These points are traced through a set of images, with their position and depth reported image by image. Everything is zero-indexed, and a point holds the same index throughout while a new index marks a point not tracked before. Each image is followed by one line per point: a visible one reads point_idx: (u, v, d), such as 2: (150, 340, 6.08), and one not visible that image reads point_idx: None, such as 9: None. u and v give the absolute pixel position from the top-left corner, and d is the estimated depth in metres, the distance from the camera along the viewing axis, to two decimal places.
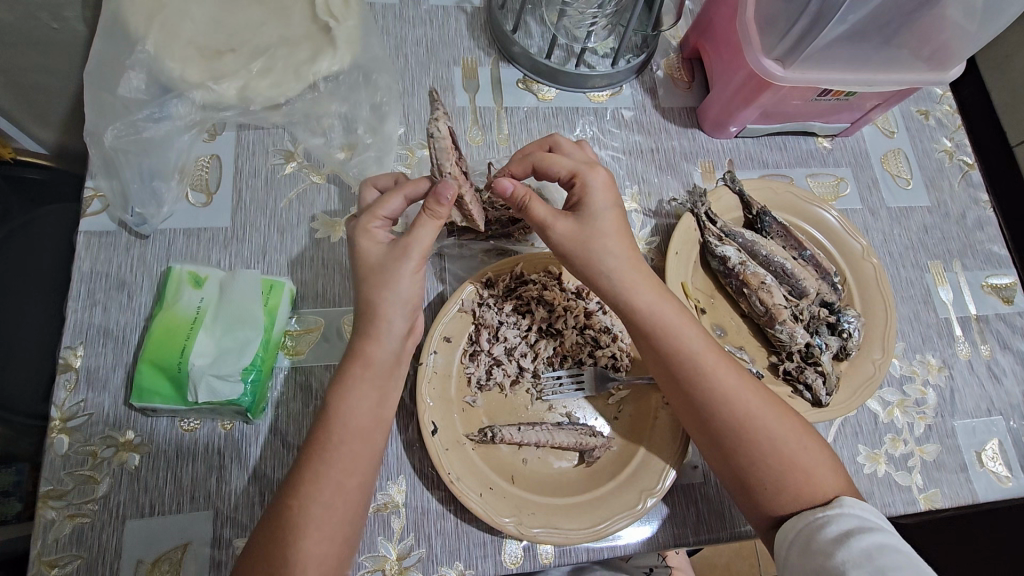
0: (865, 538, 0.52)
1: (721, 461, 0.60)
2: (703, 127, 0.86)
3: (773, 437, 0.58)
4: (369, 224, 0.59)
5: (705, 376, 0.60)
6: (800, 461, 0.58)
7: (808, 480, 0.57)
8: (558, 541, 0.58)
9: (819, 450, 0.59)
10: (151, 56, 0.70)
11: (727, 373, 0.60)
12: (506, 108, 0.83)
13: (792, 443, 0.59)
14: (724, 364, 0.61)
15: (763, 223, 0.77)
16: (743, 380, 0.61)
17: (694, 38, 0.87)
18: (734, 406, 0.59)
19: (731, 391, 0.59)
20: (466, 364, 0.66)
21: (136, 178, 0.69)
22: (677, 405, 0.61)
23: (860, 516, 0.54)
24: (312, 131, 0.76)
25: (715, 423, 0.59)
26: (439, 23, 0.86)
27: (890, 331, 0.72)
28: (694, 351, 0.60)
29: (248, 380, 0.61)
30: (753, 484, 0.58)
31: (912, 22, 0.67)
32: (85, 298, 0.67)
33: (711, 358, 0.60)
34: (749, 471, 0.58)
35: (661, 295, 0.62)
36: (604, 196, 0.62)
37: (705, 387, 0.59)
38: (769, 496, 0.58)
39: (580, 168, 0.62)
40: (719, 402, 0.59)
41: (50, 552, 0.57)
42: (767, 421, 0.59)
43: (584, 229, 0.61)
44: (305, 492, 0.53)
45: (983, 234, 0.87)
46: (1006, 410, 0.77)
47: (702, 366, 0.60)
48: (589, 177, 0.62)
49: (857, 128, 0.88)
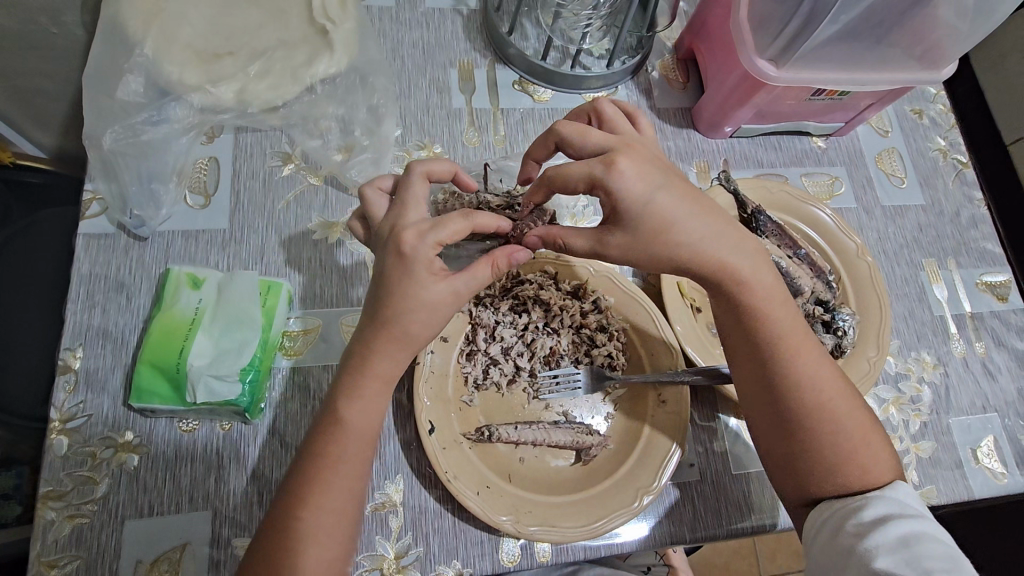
0: (900, 525, 0.52)
1: (775, 440, 0.61)
2: (698, 128, 0.87)
3: (843, 426, 0.58)
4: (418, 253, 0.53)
5: (790, 357, 0.59)
6: (861, 453, 0.58)
7: (862, 471, 0.58)
8: (556, 539, 0.58)
9: (879, 444, 0.60)
10: (150, 60, 0.71)
11: (811, 355, 0.60)
12: (503, 109, 0.83)
13: (859, 439, 0.59)
14: (807, 346, 0.60)
15: (759, 222, 0.76)
16: (824, 365, 0.60)
17: (688, 39, 0.87)
18: (814, 392, 0.59)
19: (812, 374, 0.59)
20: (462, 364, 0.66)
21: (134, 180, 0.70)
22: (750, 382, 0.62)
23: (901, 502, 0.55)
24: (309, 133, 0.76)
25: (789, 403, 0.59)
26: (435, 25, 0.87)
27: (884, 331, 0.72)
28: (780, 330, 0.60)
29: (247, 381, 0.61)
30: (806, 469, 0.59)
31: (904, 22, 0.68)
32: (84, 299, 0.67)
33: (798, 338, 0.60)
34: (810, 459, 0.59)
35: (759, 269, 0.60)
36: (640, 196, 0.54)
37: (785, 366, 0.59)
38: (815, 479, 0.58)
39: (597, 173, 0.55)
40: (796, 384, 0.59)
41: (49, 552, 0.57)
42: (842, 409, 0.59)
43: (636, 240, 0.56)
44: (308, 494, 0.53)
45: (977, 232, 0.88)
46: (1002, 407, 0.78)
47: (786, 346, 0.60)
48: (614, 182, 0.54)
49: (852, 127, 0.88)
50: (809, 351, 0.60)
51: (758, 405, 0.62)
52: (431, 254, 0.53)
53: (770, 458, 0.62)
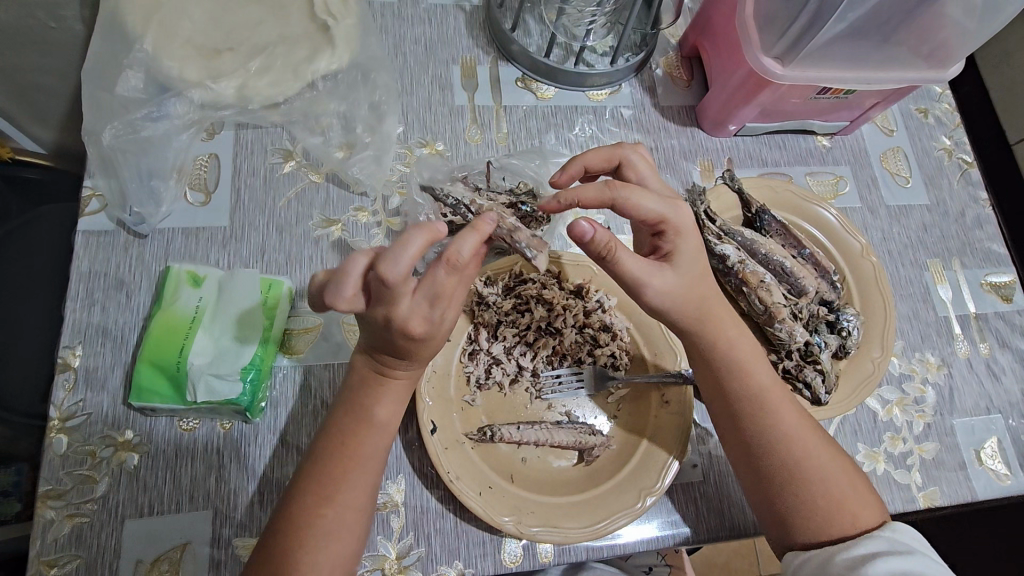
0: (891, 561, 0.51)
1: (758, 493, 0.60)
2: (703, 126, 0.86)
3: (827, 478, 0.58)
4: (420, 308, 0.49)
5: (769, 412, 0.60)
6: (848, 502, 0.58)
7: (852, 516, 0.57)
8: (557, 540, 0.58)
9: (865, 490, 0.59)
10: (150, 56, 0.70)
11: (788, 410, 0.61)
12: (505, 107, 0.83)
13: (844, 486, 0.58)
14: (782, 401, 0.61)
15: (762, 222, 0.77)
16: (802, 417, 0.61)
17: (693, 37, 0.86)
18: (791, 444, 0.59)
19: (791, 428, 0.60)
20: (465, 363, 0.66)
21: (133, 178, 0.69)
22: (731, 438, 0.62)
23: (892, 539, 0.54)
24: (310, 130, 0.76)
25: (767, 456, 0.59)
26: (437, 21, 0.86)
27: (889, 330, 0.72)
28: (756, 386, 0.60)
29: (248, 379, 0.61)
30: (795, 518, 0.58)
31: (911, 20, 0.67)
32: (84, 297, 0.67)
33: (776, 394, 0.61)
34: (797, 508, 0.58)
35: (737, 328, 0.62)
36: (693, 238, 0.59)
37: (764, 423, 0.60)
38: (804, 530, 0.58)
39: (668, 212, 0.58)
40: (776, 439, 0.59)
41: (49, 552, 0.57)
42: (822, 459, 0.59)
43: (683, 282, 0.58)
44: (319, 495, 0.53)
45: (982, 232, 0.87)
46: (1005, 408, 0.77)
47: (764, 403, 0.60)
48: (680, 221, 0.58)
49: (857, 126, 0.88)
50: (788, 408, 0.61)
51: (740, 459, 0.62)
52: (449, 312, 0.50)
53: (758, 511, 0.61)
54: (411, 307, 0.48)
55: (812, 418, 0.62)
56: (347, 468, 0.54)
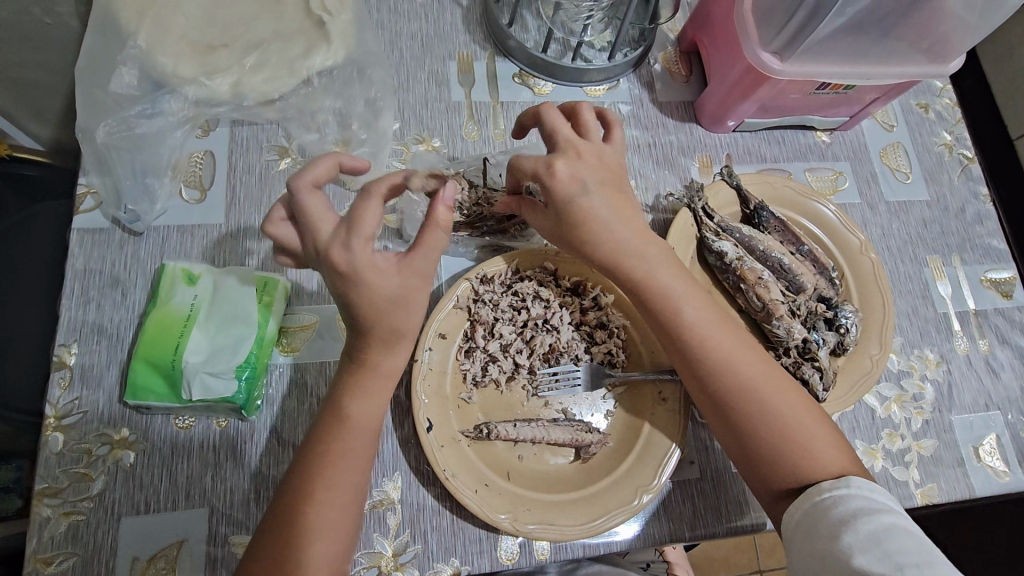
0: (872, 522, 0.51)
1: (718, 427, 0.61)
2: (701, 121, 0.86)
3: (772, 412, 0.58)
4: (366, 249, 0.53)
5: (704, 350, 0.60)
6: (798, 435, 0.58)
7: (805, 451, 0.57)
8: (553, 537, 0.57)
9: (818, 421, 0.59)
10: (143, 52, 0.69)
11: (728, 344, 0.61)
12: (502, 103, 0.82)
13: (792, 419, 0.58)
14: (722, 335, 0.61)
15: (761, 218, 0.76)
16: (756, 360, 0.61)
17: (691, 31, 0.86)
18: (730, 378, 0.59)
19: (744, 371, 0.60)
20: (461, 361, 0.66)
21: (128, 175, 0.69)
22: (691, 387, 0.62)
23: (866, 497, 0.53)
24: (306, 127, 0.75)
25: (712, 391, 0.60)
26: (434, 17, 0.85)
27: (887, 327, 0.72)
28: (691, 323, 0.61)
29: (243, 378, 0.61)
30: (752, 453, 0.59)
31: (911, 13, 0.66)
32: (79, 295, 0.67)
33: (713, 328, 0.61)
34: (749, 441, 0.59)
35: (667, 268, 0.62)
36: (575, 188, 0.60)
37: (703, 359, 0.60)
38: (765, 468, 0.58)
39: (540, 169, 0.61)
40: (721, 380, 0.60)
41: (45, 549, 0.57)
42: (767, 393, 0.59)
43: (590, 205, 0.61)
44: (315, 490, 0.53)
45: (983, 228, 0.87)
46: (1004, 405, 0.77)
47: (702, 338, 0.61)
48: (547, 179, 0.60)
49: (857, 121, 0.87)
50: (728, 341, 0.61)
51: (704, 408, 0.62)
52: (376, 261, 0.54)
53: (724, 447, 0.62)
54: (341, 252, 0.53)
55: (769, 360, 0.62)
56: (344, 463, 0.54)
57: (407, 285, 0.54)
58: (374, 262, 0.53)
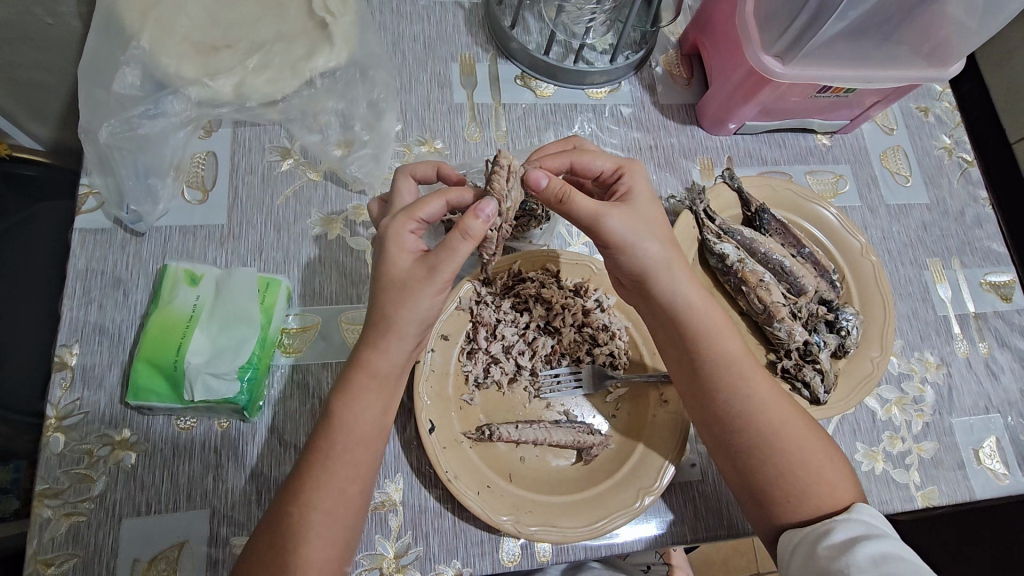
0: (870, 544, 0.51)
1: (738, 472, 0.60)
2: (703, 123, 0.86)
3: (804, 450, 0.58)
4: (403, 226, 0.57)
5: (741, 387, 0.60)
6: (823, 470, 0.58)
7: (829, 489, 0.57)
8: (556, 539, 0.58)
9: (837, 460, 0.60)
10: (147, 53, 0.69)
11: (761, 380, 0.61)
12: (504, 105, 0.82)
13: (819, 457, 0.59)
14: (758, 373, 0.61)
15: (763, 220, 0.77)
16: (782, 401, 0.61)
17: (694, 34, 0.86)
18: (768, 414, 0.59)
19: (773, 418, 0.59)
20: (463, 362, 0.66)
21: (130, 176, 0.69)
22: (721, 433, 0.61)
23: (867, 522, 0.55)
24: (309, 128, 0.75)
25: (746, 430, 0.59)
26: (436, 19, 0.85)
27: (888, 330, 0.72)
28: (730, 358, 0.61)
29: (244, 378, 0.61)
30: (773, 495, 0.58)
31: (913, 18, 0.67)
32: (81, 296, 0.67)
33: (750, 364, 0.61)
34: (774, 483, 0.58)
35: (707, 301, 0.62)
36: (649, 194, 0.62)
37: (742, 394, 0.60)
38: (783, 507, 0.58)
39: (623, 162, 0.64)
40: (757, 417, 0.59)
41: (45, 551, 0.57)
42: (798, 429, 0.59)
43: (636, 220, 0.60)
44: (312, 496, 0.53)
45: (982, 231, 0.87)
46: (1004, 407, 0.77)
47: (742, 372, 0.60)
48: (634, 172, 0.63)
49: (857, 125, 0.88)
50: (761, 379, 0.61)
51: (724, 455, 0.61)
52: (402, 230, 0.57)
53: (740, 492, 0.61)
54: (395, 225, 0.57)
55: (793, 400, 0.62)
56: (340, 470, 0.54)
57: (410, 270, 0.55)
58: (402, 240, 0.56)
